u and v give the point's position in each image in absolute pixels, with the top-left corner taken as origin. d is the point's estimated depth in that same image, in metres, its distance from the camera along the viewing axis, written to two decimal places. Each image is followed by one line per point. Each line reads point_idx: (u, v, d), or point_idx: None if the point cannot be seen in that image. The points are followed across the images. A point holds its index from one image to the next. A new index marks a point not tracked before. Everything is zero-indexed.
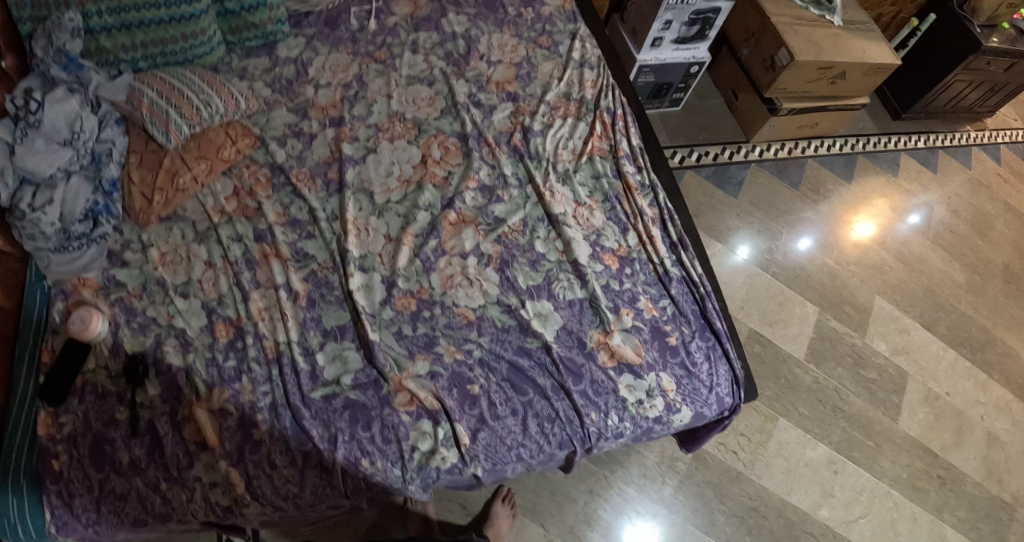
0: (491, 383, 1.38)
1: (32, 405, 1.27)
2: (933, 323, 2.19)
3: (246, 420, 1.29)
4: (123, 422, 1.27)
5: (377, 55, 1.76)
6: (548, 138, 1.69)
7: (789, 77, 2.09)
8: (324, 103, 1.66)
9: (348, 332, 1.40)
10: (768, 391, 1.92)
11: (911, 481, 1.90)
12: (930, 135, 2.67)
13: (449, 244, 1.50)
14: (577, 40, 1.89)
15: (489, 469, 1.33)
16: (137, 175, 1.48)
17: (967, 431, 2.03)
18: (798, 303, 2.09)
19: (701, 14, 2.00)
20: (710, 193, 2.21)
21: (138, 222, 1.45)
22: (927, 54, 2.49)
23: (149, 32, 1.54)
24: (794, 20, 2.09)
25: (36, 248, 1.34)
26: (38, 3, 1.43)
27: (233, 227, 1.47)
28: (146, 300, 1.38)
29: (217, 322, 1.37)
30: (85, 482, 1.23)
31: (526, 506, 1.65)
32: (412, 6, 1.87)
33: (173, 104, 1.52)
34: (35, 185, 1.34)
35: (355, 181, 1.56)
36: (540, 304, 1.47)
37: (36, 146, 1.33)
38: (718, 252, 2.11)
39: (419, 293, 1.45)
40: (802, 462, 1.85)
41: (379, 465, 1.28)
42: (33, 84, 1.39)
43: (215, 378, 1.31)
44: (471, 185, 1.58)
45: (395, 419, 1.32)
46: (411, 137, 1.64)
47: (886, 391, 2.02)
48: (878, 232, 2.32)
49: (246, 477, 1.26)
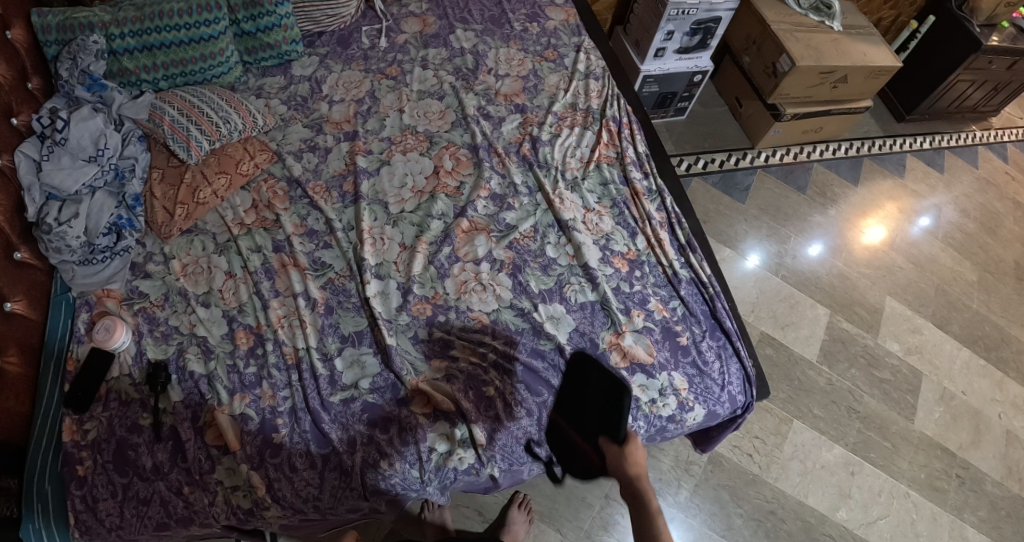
0: (506, 384, 1.40)
1: (57, 413, 1.31)
2: (946, 322, 2.19)
3: (266, 425, 1.32)
4: (146, 428, 1.30)
5: (388, 72, 1.82)
6: (556, 147, 1.73)
7: (791, 82, 2.12)
8: (338, 118, 1.71)
9: (365, 337, 1.43)
10: (782, 393, 1.93)
11: (930, 481, 1.89)
12: (936, 136, 2.69)
13: (462, 251, 1.54)
14: (582, 52, 1.94)
15: (506, 468, 1.37)
16: (159, 191, 1.53)
17: (985, 430, 2.01)
18: (808, 305, 2.10)
19: (702, 24, 2.05)
20: (717, 200, 2.24)
21: (160, 235, 1.49)
22: (928, 55, 2.52)
23: (169, 53, 1.61)
24: (794, 27, 2.14)
25: (61, 260, 1.38)
26: (63, 26, 1.50)
27: (252, 238, 1.52)
28: (169, 309, 1.42)
29: (237, 329, 1.41)
30: (109, 487, 1.26)
31: (542, 512, 1.66)
32: (421, 24, 1.93)
33: (193, 121, 1.56)
34: (61, 200, 1.38)
35: (369, 192, 1.60)
36: (553, 307, 1.50)
37: (62, 162, 1.38)
38: (727, 257, 2.13)
39: (434, 298, 1.48)
40: (819, 464, 1.84)
41: (398, 466, 1.31)
42: (58, 104, 1.45)
43: (236, 384, 1.35)
44: (482, 194, 1.62)
45: (413, 421, 1.34)
46: (423, 148, 1.69)
47: (901, 391, 2.02)
48: (888, 235, 2.33)
49: (267, 479, 1.28)
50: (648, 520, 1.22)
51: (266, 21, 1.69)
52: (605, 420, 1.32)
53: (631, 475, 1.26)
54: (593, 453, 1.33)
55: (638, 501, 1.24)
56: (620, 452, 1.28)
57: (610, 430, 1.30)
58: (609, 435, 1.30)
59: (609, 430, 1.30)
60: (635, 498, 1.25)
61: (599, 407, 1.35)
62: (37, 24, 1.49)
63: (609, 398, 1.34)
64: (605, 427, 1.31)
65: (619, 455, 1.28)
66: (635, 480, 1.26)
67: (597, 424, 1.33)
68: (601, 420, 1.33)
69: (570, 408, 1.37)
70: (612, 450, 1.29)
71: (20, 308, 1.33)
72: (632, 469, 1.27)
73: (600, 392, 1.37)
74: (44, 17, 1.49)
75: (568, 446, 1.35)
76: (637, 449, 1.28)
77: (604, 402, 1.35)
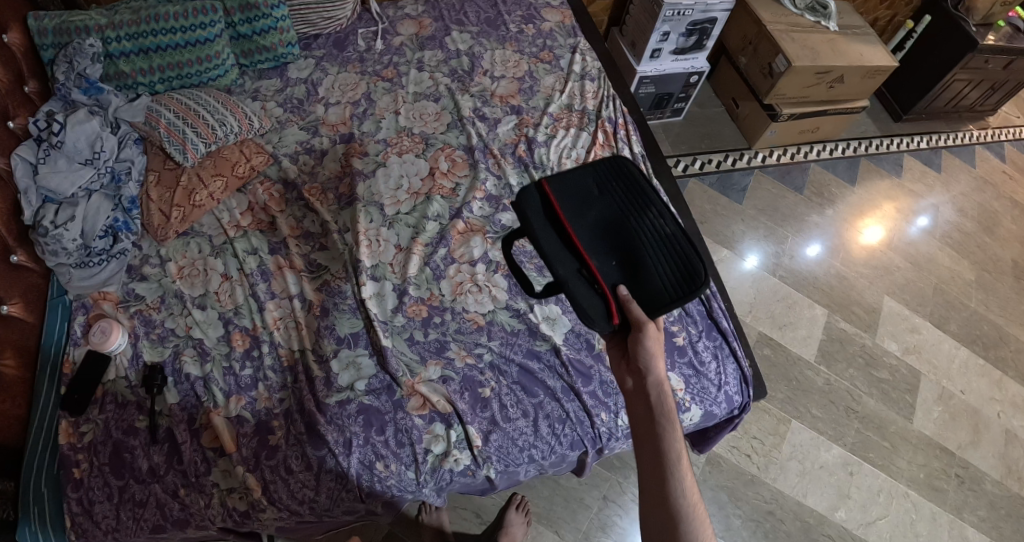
0: (502, 385, 1.40)
1: (53, 415, 1.31)
2: (944, 321, 2.18)
3: (262, 426, 1.32)
4: (142, 430, 1.30)
5: (384, 74, 1.82)
6: (551, 148, 1.73)
7: (787, 83, 2.12)
8: (334, 120, 1.72)
9: (361, 338, 1.42)
10: (780, 393, 1.93)
11: (929, 481, 1.88)
12: (933, 136, 2.69)
13: (458, 252, 1.54)
14: (577, 54, 1.94)
15: (502, 470, 1.35)
16: (155, 193, 1.53)
17: (984, 430, 2.01)
18: (806, 305, 2.10)
19: (697, 24, 2.05)
20: (714, 200, 2.24)
21: (157, 237, 1.50)
22: (925, 54, 2.53)
23: (166, 56, 1.61)
24: (789, 27, 2.14)
25: (58, 263, 1.38)
26: (60, 30, 1.51)
27: (248, 241, 1.52)
28: (165, 312, 1.42)
29: (233, 331, 1.41)
30: (105, 489, 1.25)
31: (540, 513, 1.65)
32: (417, 26, 1.93)
33: (189, 124, 1.56)
34: (58, 203, 1.39)
35: (366, 194, 1.59)
36: (548, 308, 1.51)
37: (59, 166, 1.38)
38: (725, 258, 2.13)
39: (430, 300, 1.48)
40: (817, 464, 1.84)
41: (393, 468, 1.31)
42: (55, 107, 1.46)
43: (233, 386, 1.35)
44: (478, 195, 1.62)
45: (408, 422, 1.34)
46: (419, 150, 1.69)
47: (900, 391, 2.01)
48: (886, 235, 2.33)
49: (263, 481, 1.28)
50: (668, 469, 1.02)
51: (262, 24, 1.70)
52: (658, 285, 1.16)
53: (653, 401, 1.07)
54: (612, 311, 1.12)
55: (655, 416, 1.06)
56: (647, 348, 1.10)
57: (651, 289, 1.16)
58: (646, 296, 1.15)
59: (650, 293, 1.15)
60: (650, 423, 1.06)
61: (657, 262, 1.18)
62: (33, 27, 1.50)
63: (669, 247, 1.20)
64: (643, 281, 1.16)
65: (646, 353, 1.10)
66: (662, 413, 1.06)
67: (626, 261, 1.18)
68: (633, 265, 1.18)
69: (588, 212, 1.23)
70: (638, 336, 1.10)
71: (17, 310, 1.33)
72: (660, 398, 1.07)
73: (660, 243, 1.21)
74: (40, 21, 1.50)
75: (565, 249, 1.17)
76: (662, 367, 1.10)
77: (659, 263, 1.18)
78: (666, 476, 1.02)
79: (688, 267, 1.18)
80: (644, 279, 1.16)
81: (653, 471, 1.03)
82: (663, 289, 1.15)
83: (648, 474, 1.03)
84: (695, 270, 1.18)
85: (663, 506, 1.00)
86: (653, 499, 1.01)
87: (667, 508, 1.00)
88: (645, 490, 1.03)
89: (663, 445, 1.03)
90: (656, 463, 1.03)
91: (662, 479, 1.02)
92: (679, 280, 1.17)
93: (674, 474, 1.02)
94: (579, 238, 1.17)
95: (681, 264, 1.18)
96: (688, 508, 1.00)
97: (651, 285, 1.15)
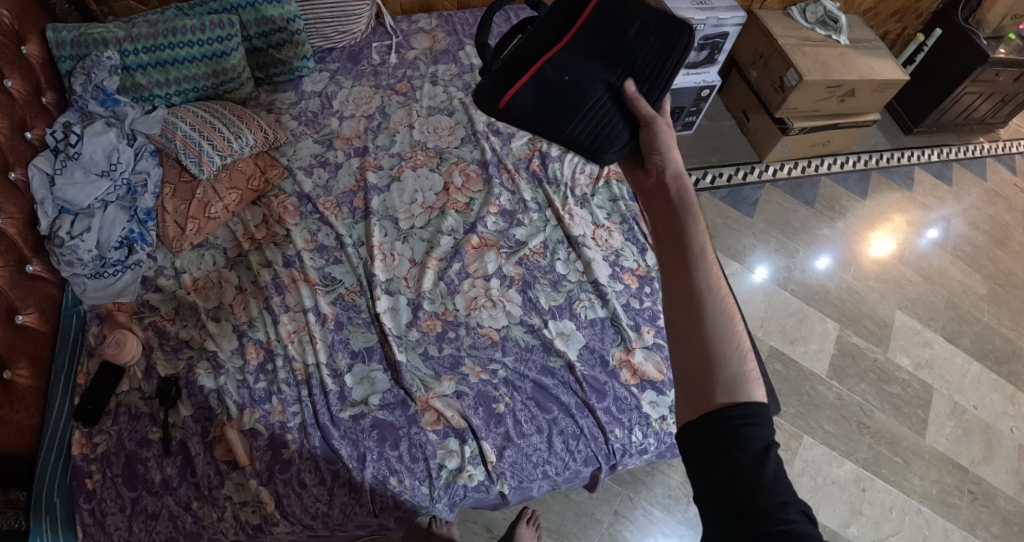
0: (517, 401, 1.41)
1: (66, 425, 1.32)
2: (956, 335, 2.17)
3: (275, 440, 1.32)
4: (156, 442, 1.30)
5: (398, 87, 1.83)
6: (565, 163, 1.75)
7: (799, 97, 2.13)
8: (348, 134, 1.72)
9: (375, 353, 1.43)
10: (792, 408, 1.92)
11: (941, 497, 1.87)
12: (944, 149, 2.69)
13: (472, 267, 1.54)
14: None
15: (515, 486, 1.35)
16: (171, 205, 1.53)
17: (997, 445, 1.99)
18: (817, 320, 2.09)
19: (709, 39, 2.05)
20: (725, 213, 2.25)
21: (171, 249, 1.50)
22: (935, 67, 2.53)
23: (182, 69, 1.63)
24: (800, 41, 2.16)
25: (73, 274, 1.40)
26: (78, 42, 1.52)
27: (263, 253, 1.53)
28: (178, 324, 1.43)
29: (248, 344, 1.40)
30: (118, 501, 1.25)
31: (551, 528, 1.65)
32: (431, 40, 1.94)
33: (205, 137, 1.56)
34: (73, 214, 1.40)
35: (380, 208, 1.61)
36: (562, 323, 1.50)
37: (75, 177, 1.39)
38: (736, 271, 2.13)
39: (444, 314, 1.48)
40: (829, 480, 1.83)
41: (407, 483, 1.31)
42: (72, 119, 1.48)
43: (247, 399, 1.35)
44: (491, 209, 1.63)
45: (423, 437, 1.34)
46: (433, 164, 1.70)
47: (912, 406, 2.00)
48: (897, 248, 2.32)
49: (276, 495, 1.28)
50: (692, 259, 1.00)
51: (279, 38, 1.71)
52: (560, 125, 1.21)
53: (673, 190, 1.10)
54: (507, 100, 1.18)
55: (676, 211, 1.06)
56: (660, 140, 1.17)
57: (553, 121, 1.21)
58: (547, 123, 1.21)
59: (550, 122, 1.21)
60: (672, 216, 1.06)
61: (586, 110, 1.20)
62: (52, 40, 1.51)
63: (611, 117, 1.21)
64: (559, 110, 1.20)
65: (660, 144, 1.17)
66: (682, 206, 1.07)
67: (571, 85, 1.19)
68: (569, 94, 1.19)
69: (600, 33, 1.22)
70: (650, 131, 1.18)
71: (31, 320, 1.35)
72: (679, 191, 1.09)
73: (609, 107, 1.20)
74: (59, 33, 1.52)
75: (544, 44, 1.22)
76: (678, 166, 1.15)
77: (586, 115, 1.21)
78: (689, 263, 0.99)
79: (609, 132, 1.20)
80: (559, 112, 1.20)
81: (677, 264, 1.00)
82: (566, 130, 1.21)
83: (670, 270, 1.00)
84: (601, 151, 1.22)
85: (688, 299, 0.96)
86: (676, 288, 0.98)
87: (691, 296, 0.96)
88: (666, 281, 1.00)
89: (686, 238, 1.02)
90: (679, 250, 1.01)
91: (686, 270, 0.99)
92: (589, 138, 1.21)
93: (698, 265, 0.99)
94: (563, 45, 1.20)
95: (603, 121, 1.21)
96: (713, 295, 0.96)
97: (559, 119, 1.21)
